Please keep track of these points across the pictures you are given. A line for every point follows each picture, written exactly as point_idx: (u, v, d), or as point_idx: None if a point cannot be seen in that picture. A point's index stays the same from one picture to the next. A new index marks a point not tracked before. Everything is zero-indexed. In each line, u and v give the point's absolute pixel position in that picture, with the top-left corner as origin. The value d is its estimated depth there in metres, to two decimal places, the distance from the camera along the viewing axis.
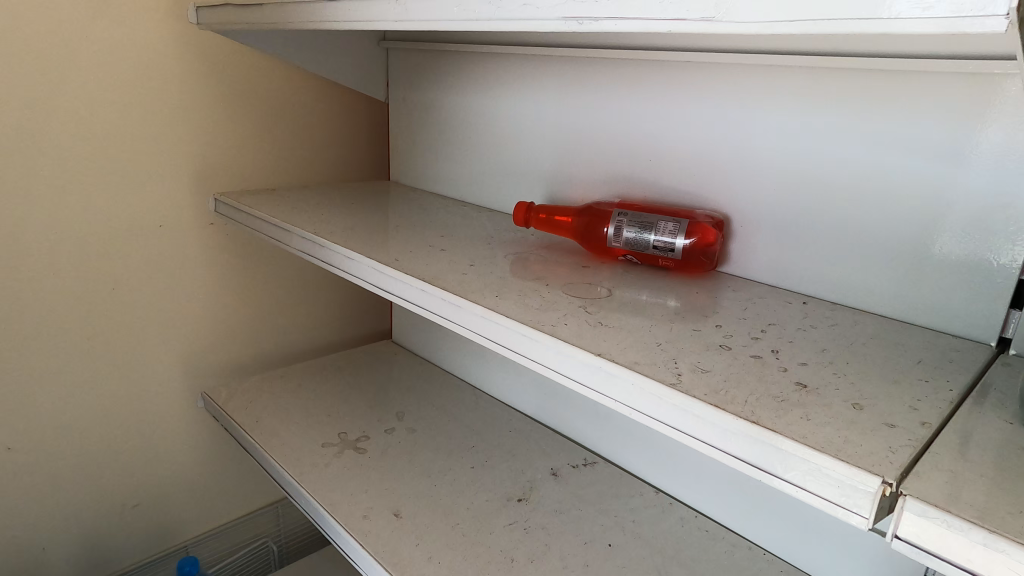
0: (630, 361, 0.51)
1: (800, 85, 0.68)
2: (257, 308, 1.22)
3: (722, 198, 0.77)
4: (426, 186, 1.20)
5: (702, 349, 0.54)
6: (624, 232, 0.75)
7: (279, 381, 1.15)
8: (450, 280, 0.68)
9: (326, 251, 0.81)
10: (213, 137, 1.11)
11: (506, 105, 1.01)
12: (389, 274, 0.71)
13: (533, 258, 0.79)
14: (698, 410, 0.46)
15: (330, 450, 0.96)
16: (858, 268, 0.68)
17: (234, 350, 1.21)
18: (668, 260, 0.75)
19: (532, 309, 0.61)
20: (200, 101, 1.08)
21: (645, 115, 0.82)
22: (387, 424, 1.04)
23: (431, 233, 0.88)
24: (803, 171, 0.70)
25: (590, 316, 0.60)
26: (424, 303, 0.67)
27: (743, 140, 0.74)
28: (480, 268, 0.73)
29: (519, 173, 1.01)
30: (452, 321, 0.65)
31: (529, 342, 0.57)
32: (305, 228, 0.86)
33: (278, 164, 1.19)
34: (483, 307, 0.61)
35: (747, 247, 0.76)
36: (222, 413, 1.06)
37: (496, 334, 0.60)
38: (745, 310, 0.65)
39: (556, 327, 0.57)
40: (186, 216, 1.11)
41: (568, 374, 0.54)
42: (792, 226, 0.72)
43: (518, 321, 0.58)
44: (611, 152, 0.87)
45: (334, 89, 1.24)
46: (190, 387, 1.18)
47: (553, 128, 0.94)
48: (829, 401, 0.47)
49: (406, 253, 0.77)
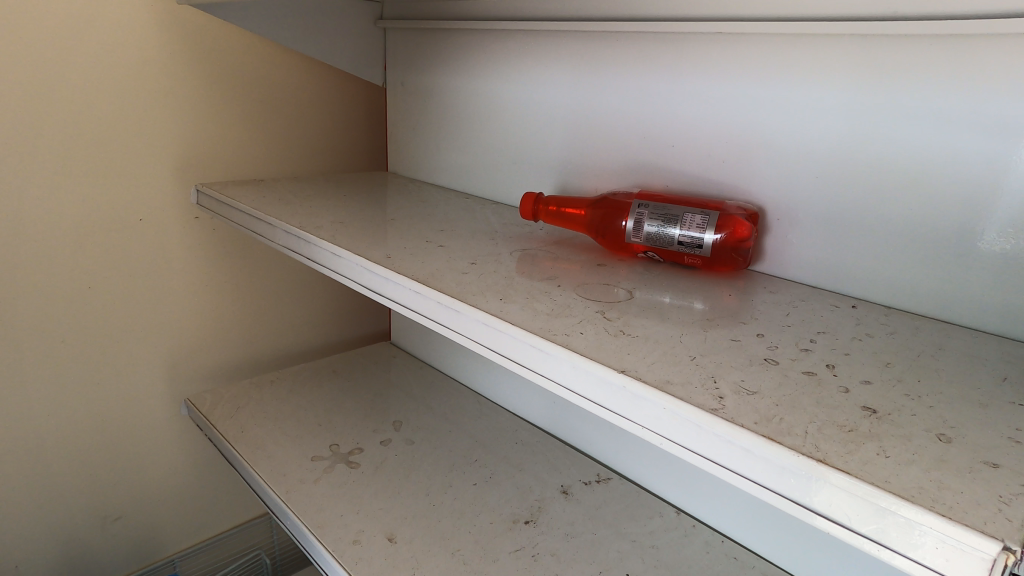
0: (660, 380, 0.42)
1: (847, 57, 0.59)
2: (246, 308, 1.15)
3: (755, 187, 0.68)
4: (426, 177, 1.12)
5: (746, 364, 0.46)
6: (644, 227, 0.66)
7: (268, 386, 1.08)
8: (446, 280, 0.60)
9: (311, 247, 0.73)
10: (196, 124, 1.03)
11: (511, 89, 0.93)
12: (379, 273, 0.63)
13: (543, 256, 0.70)
14: (746, 443, 0.37)
15: (320, 464, 0.89)
16: (916, 267, 0.59)
17: (222, 352, 1.14)
18: (694, 258, 0.66)
19: (541, 315, 0.53)
20: (181, 85, 1.00)
21: (664, 96, 0.73)
22: (383, 435, 0.96)
23: (429, 227, 0.79)
24: (851, 156, 0.61)
25: (609, 324, 0.52)
26: (418, 306, 0.59)
27: (780, 122, 0.65)
28: (482, 267, 0.64)
29: (526, 163, 0.93)
30: (448, 327, 0.56)
31: (539, 355, 0.48)
32: (291, 221, 0.78)
33: (267, 153, 1.11)
34: (484, 312, 0.52)
35: (784, 243, 0.68)
36: (205, 422, 0.98)
37: (499, 343, 0.52)
38: (788, 316, 0.56)
39: (570, 338, 0.48)
40: (167, 210, 1.03)
41: (584, 393, 0.46)
42: (837, 218, 0.63)
43: (526, 330, 0.49)
44: (627, 138, 0.79)
45: (327, 73, 1.16)
46: (174, 392, 1.10)
47: (563, 111, 0.86)
48: (908, 432, 0.38)
49: (399, 250, 0.68)
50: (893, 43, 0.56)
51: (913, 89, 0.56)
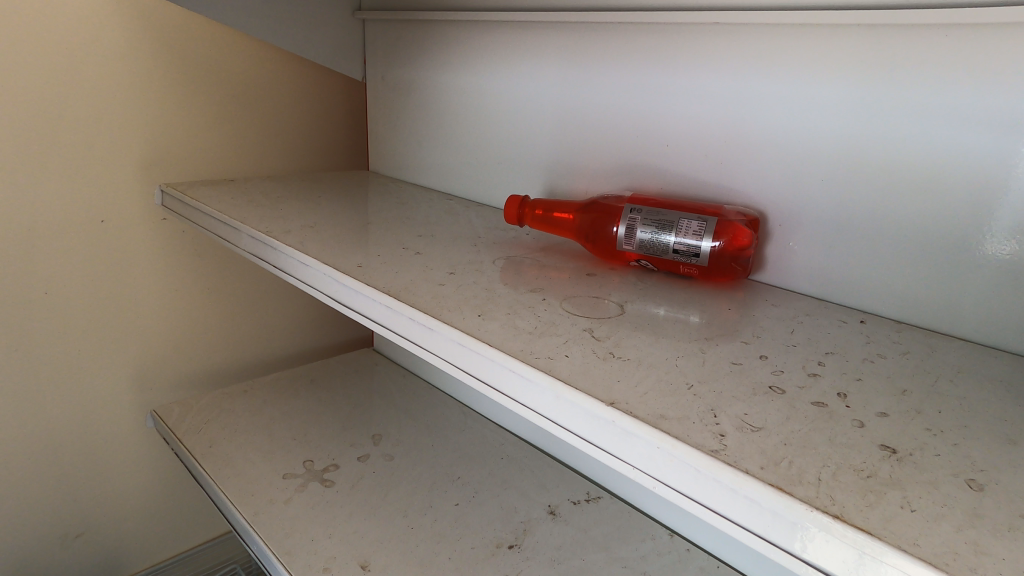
0: (653, 414, 0.37)
1: (853, 50, 0.55)
2: (218, 313, 1.09)
3: (755, 190, 0.63)
4: (408, 176, 1.06)
5: (749, 394, 0.41)
6: (637, 233, 0.61)
7: (241, 397, 1.02)
8: (420, 292, 0.54)
9: (277, 254, 0.67)
10: (163, 119, 0.97)
11: (496, 84, 0.88)
12: (347, 284, 0.57)
13: (528, 264, 0.65)
14: (752, 493, 0.32)
15: (292, 482, 0.83)
16: (931, 280, 0.55)
17: (193, 360, 1.08)
18: (691, 267, 0.61)
19: (523, 334, 0.47)
20: (144, 78, 0.94)
21: (658, 93, 0.69)
22: (361, 450, 0.90)
23: (407, 232, 0.74)
24: (861, 159, 0.56)
25: (598, 344, 0.47)
26: (388, 322, 0.54)
27: (783, 121, 0.60)
28: (461, 277, 0.59)
29: (513, 163, 0.88)
30: (420, 346, 0.51)
31: (518, 381, 0.43)
32: (257, 225, 0.72)
33: (240, 151, 1.05)
34: (459, 331, 0.47)
35: (787, 251, 0.63)
36: (171, 437, 0.92)
37: (475, 366, 0.46)
38: (793, 334, 0.52)
39: (554, 362, 0.43)
40: (131, 209, 0.97)
41: (568, 427, 0.40)
42: (845, 226, 0.59)
43: (504, 352, 0.44)
44: (618, 137, 0.74)
45: (304, 67, 1.10)
46: (141, 403, 1.04)
47: (551, 108, 0.81)
48: (933, 477, 0.33)
49: (371, 258, 0.63)
50: (904, 35, 0.52)
51: (927, 86, 0.52)
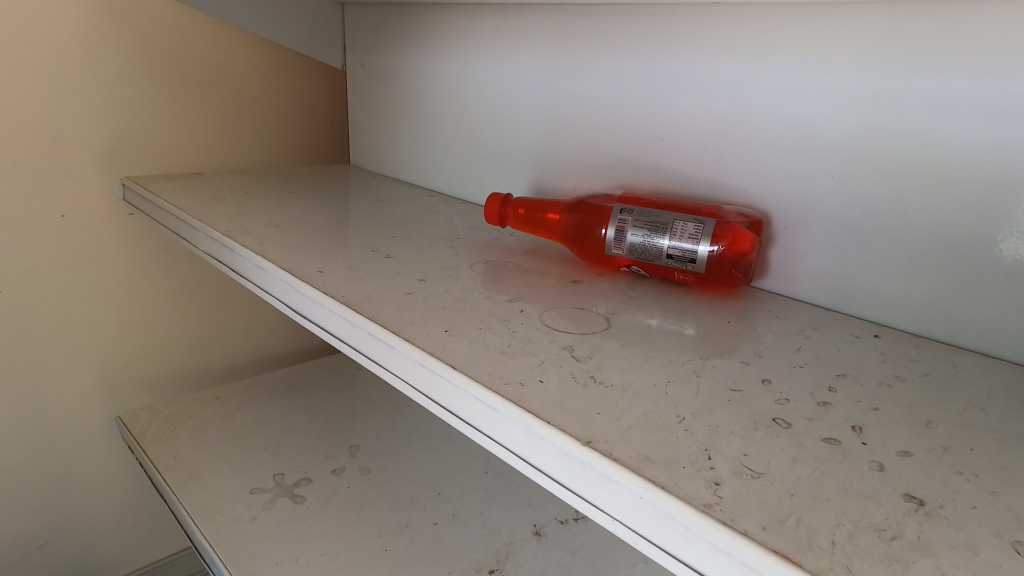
0: (636, 457, 0.32)
1: (869, 32, 0.49)
2: (190, 314, 1.03)
3: (758, 189, 0.57)
4: (390, 171, 1.00)
5: (750, 430, 0.35)
6: (627, 236, 0.56)
7: (212, 403, 0.96)
8: (383, 303, 0.48)
9: (235, 256, 0.62)
10: (127, 108, 0.91)
11: (480, 72, 0.82)
12: (304, 293, 0.52)
13: (509, 269, 0.60)
14: (752, 560, 0.27)
15: (260, 498, 0.78)
16: (954, 291, 0.49)
17: (164, 364, 1.03)
18: (687, 274, 0.56)
19: (493, 353, 0.42)
20: (104, 64, 0.87)
21: (653, 80, 0.63)
22: (336, 462, 0.85)
23: (380, 232, 0.68)
24: (875, 154, 0.50)
25: (578, 364, 0.41)
26: (347, 337, 0.48)
27: (789, 111, 0.54)
28: (431, 284, 0.53)
29: (498, 157, 0.82)
30: (380, 365, 0.45)
31: (484, 411, 0.38)
32: (216, 224, 0.67)
33: (212, 143, 0.99)
34: (421, 351, 0.41)
35: (793, 256, 0.57)
36: (135, 447, 0.87)
37: (438, 390, 0.41)
38: (799, 351, 0.46)
39: (525, 389, 0.38)
40: (92, 205, 0.91)
41: (539, 466, 0.35)
42: (857, 229, 0.53)
43: (469, 377, 0.39)
44: (609, 129, 0.68)
45: (280, 55, 1.04)
46: (107, 409, 0.98)
47: (539, 98, 0.75)
48: (970, 540, 0.28)
49: (334, 262, 0.57)
50: (927, 15, 0.46)
51: (952, 73, 0.46)
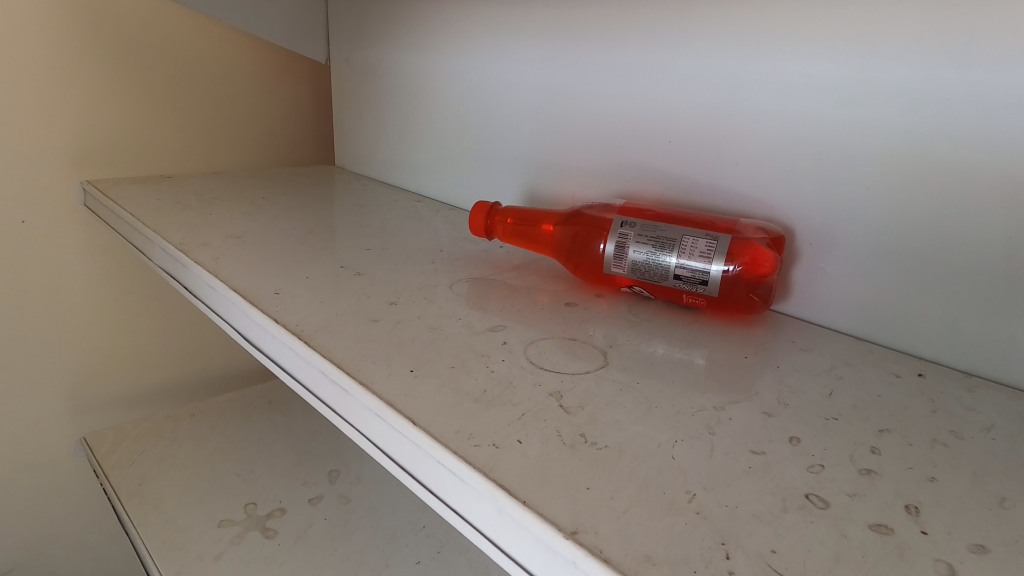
0: (635, 558, 0.25)
1: (913, 12, 0.41)
2: (163, 325, 0.97)
3: (779, 199, 0.50)
4: (377, 173, 0.93)
5: (778, 513, 0.28)
6: (629, 253, 0.49)
7: (184, 421, 0.90)
8: (341, 334, 0.42)
9: (187, 272, 0.55)
10: (93, 107, 0.84)
11: (469, 66, 0.75)
12: (255, 319, 0.45)
13: (494, 288, 0.53)
14: None
15: (228, 531, 0.72)
16: (1016, 323, 0.42)
17: (136, 378, 0.97)
18: (697, 297, 0.49)
19: (464, 401, 0.35)
20: (67, 59, 0.80)
21: (658, 74, 0.55)
22: (313, 490, 0.79)
23: (354, 243, 0.62)
24: (918, 160, 0.43)
25: (567, 415, 0.34)
26: (298, 374, 0.41)
27: (816, 109, 0.47)
28: (402, 309, 0.46)
29: (489, 160, 0.75)
30: (333, 409, 0.38)
31: (448, 480, 0.31)
32: (172, 235, 0.60)
33: (187, 143, 0.93)
34: (377, 399, 0.34)
35: (819, 276, 0.49)
36: (98, 471, 0.81)
37: (396, 447, 0.34)
38: (831, 397, 0.39)
39: (498, 453, 0.31)
40: (54, 210, 0.84)
41: (512, 556, 0.28)
42: (896, 248, 0.45)
43: (431, 437, 0.32)
44: (609, 130, 0.61)
45: (259, 48, 0.97)
46: (73, 429, 0.92)
47: (532, 95, 0.68)
48: None
49: (294, 281, 0.50)
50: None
51: (1017, 62, 0.38)
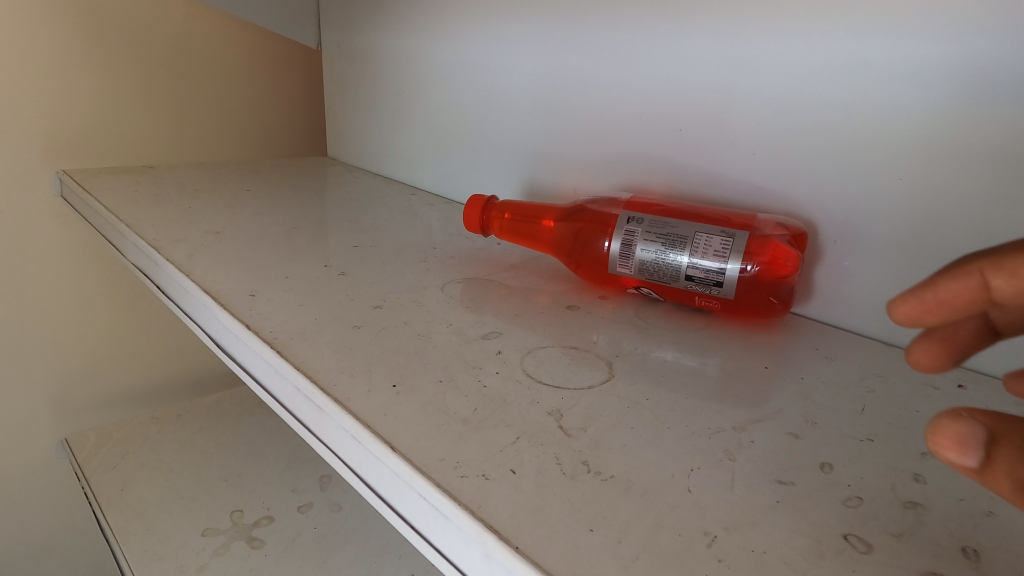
0: None
1: None
2: (150, 323, 0.94)
3: (800, 193, 0.46)
4: (369, 165, 0.89)
5: (812, 560, 0.24)
6: (635, 251, 0.45)
7: (171, 423, 0.87)
8: (318, 342, 0.38)
9: (160, 271, 0.51)
10: (72, 94, 0.80)
11: (465, 50, 0.70)
12: (226, 324, 0.41)
13: (490, 289, 0.49)
14: None
15: (212, 541, 0.68)
16: None
17: (121, 378, 0.93)
18: (711, 300, 0.44)
19: (451, 420, 0.31)
20: (43, 43, 0.76)
21: (667, 58, 0.51)
22: (303, 497, 0.75)
23: (341, 240, 0.58)
24: (959, 151, 0.39)
25: (568, 439, 0.30)
26: (271, 386, 0.37)
27: (844, 93, 0.42)
28: (387, 313, 0.42)
29: (486, 151, 0.71)
30: (307, 427, 0.35)
31: (431, 516, 0.27)
32: (146, 230, 0.56)
33: (171, 132, 0.89)
34: (352, 419, 0.31)
35: (844, 277, 0.45)
36: (79, 475, 0.78)
37: (373, 474, 0.30)
38: (863, 415, 0.35)
39: (488, 485, 0.27)
40: (31, 203, 0.80)
41: None
42: (932, 248, 0.41)
43: (411, 465, 0.28)
44: (614, 118, 0.56)
45: (247, 33, 0.93)
46: (56, 430, 0.89)
47: (532, 81, 0.63)
48: None
49: (272, 282, 0.47)
50: None
51: None
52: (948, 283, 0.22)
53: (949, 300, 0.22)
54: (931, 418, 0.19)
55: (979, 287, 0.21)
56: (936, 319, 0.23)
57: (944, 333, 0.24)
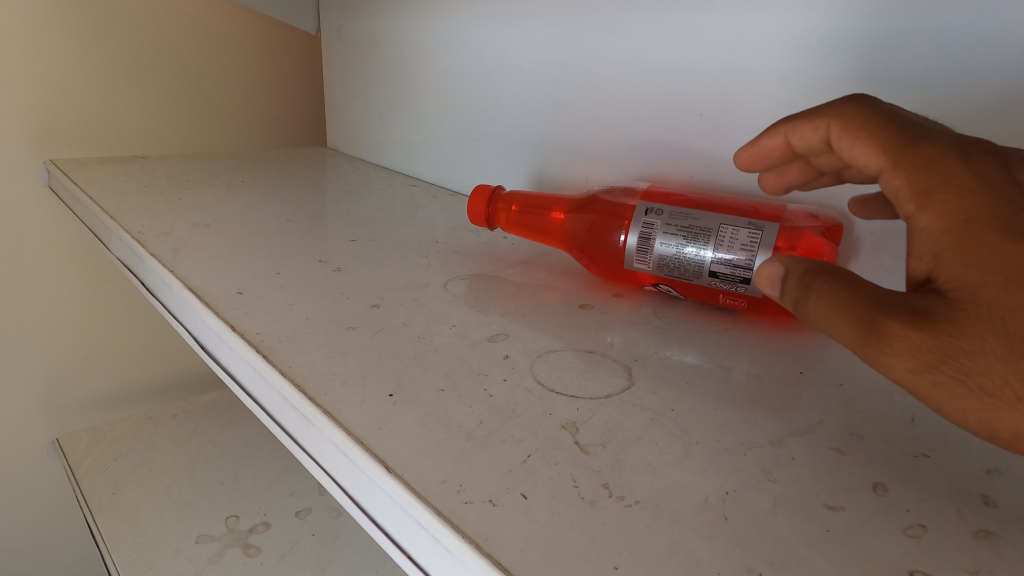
0: None
1: None
2: (145, 320, 0.91)
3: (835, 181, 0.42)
4: (370, 156, 0.86)
5: None
6: (654, 245, 0.41)
7: (166, 423, 0.84)
8: (308, 345, 0.34)
9: (144, 266, 0.48)
10: (61, 80, 0.76)
11: (470, 33, 0.66)
12: (210, 325, 0.38)
13: (496, 286, 0.45)
14: None
15: (205, 548, 0.65)
16: None
17: (116, 376, 0.90)
18: (736, 298, 0.41)
19: (454, 435, 0.28)
20: (29, 27, 0.73)
21: (690, 36, 0.47)
22: (300, 502, 0.72)
23: (338, 234, 0.54)
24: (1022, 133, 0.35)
25: (586, 458, 0.27)
26: (257, 394, 0.34)
27: (891, 72, 0.39)
28: (385, 312, 0.39)
29: (492, 140, 0.67)
30: (294, 440, 0.31)
31: (431, 548, 0.24)
32: (131, 223, 0.53)
33: (165, 121, 0.85)
34: (343, 435, 0.27)
35: (882, 273, 0.41)
36: (70, 476, 0.75)
37: (366, 496, 0.27)
38: (915, 426, 0.31)
39: (496, 512, 0.23)
40: (19, 195, 0.77)
41: None
42: None
43: (408, 489, 0.24)
44: (630, 103, 0.53)
45: (243, 17, 0.89)
46: (48, 429, 0.86)
47: (541, 64, 0.60)
48: None
49: (262, 279, 0.43)
50: None
51: None
52: (768, 140, 0.36)
53: (766, 151, 0.37)
54: (760, 269, 0.30)
55: (783, 143, 0.36)
56: (760, 166, 0.37)
57: (778, 176, 0.39)
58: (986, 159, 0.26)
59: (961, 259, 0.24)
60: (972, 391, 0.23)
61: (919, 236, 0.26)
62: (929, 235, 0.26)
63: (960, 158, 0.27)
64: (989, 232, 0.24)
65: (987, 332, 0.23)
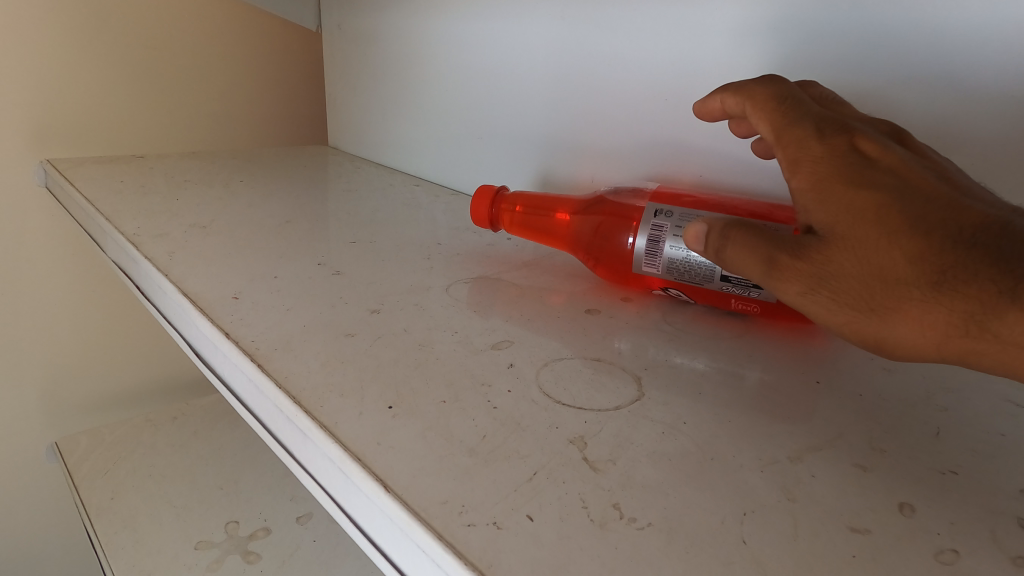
0: None
1: None
2: (145, 321, 0.90)
3: None
4: (371, 155, 0.84)
5: None
6: (663, 247, 0.40)
7: (166, 426, 0.83)
8: (305, 354, 0.33)
9: (139, 270, 0.47)
10: (58, 79, 0.75)
11: (472, 30, 0.65)
12: (205, 331, 0.37)
13: (500, 290, 0.44)
14: None
15: (204, 554, 0.64)
16: None
17: (116, 378, 0.90)
18: (750, 303, 0.39)
19: (455, 451, 0.26)
20: (26, 25, 0.71)
21: (700, 33, 0.45)
22: (301, 507, 0.71)
23: (338, 235, 0.53)
24: None
25: (595, 476, 0.25)
26: (252, 404, 0.33)
27: (912, 68, 0.38)
28: (385, 318, 0.38)
29: (496, 138, 0.66)
30: (290, 453, 0.30)
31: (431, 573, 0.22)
32: (127, 224, 0.52)
33: (164, 120, 0.84)
34: (340, 450, 0.26)
35: None
36: (69, 480, 0.74)
37: (363, 515, 0.25)
38: (941, 440, 0.29)
39: (500, 535, 0.22)
40: (17, 195, 0.76)
41: None
42: None
43: (408, 510, 0.23)
44: (638, 101, 0.51)
45: (243, 15, 0.88)
46: (48, 432, 0.85)
47: (546, 62, 0.58)
48: None
49: (259, 283, 0.42)
50: None
51: None
52: (703, 104, 0.37)
53: (703, 114, 0.38)
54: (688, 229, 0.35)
55: (717, 108, 0.37)
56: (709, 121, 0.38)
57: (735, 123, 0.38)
58: (836, 124, 0.31)
59: (821, 208, 0.29)
60: (841, 306, 0.28)
61: (795, 194, 0.31)
62: (799, 193, 0.30)
63: (816, 126, 0.31)
64: (841, 183, 0.29)
65: (847, 260, 0.28)
